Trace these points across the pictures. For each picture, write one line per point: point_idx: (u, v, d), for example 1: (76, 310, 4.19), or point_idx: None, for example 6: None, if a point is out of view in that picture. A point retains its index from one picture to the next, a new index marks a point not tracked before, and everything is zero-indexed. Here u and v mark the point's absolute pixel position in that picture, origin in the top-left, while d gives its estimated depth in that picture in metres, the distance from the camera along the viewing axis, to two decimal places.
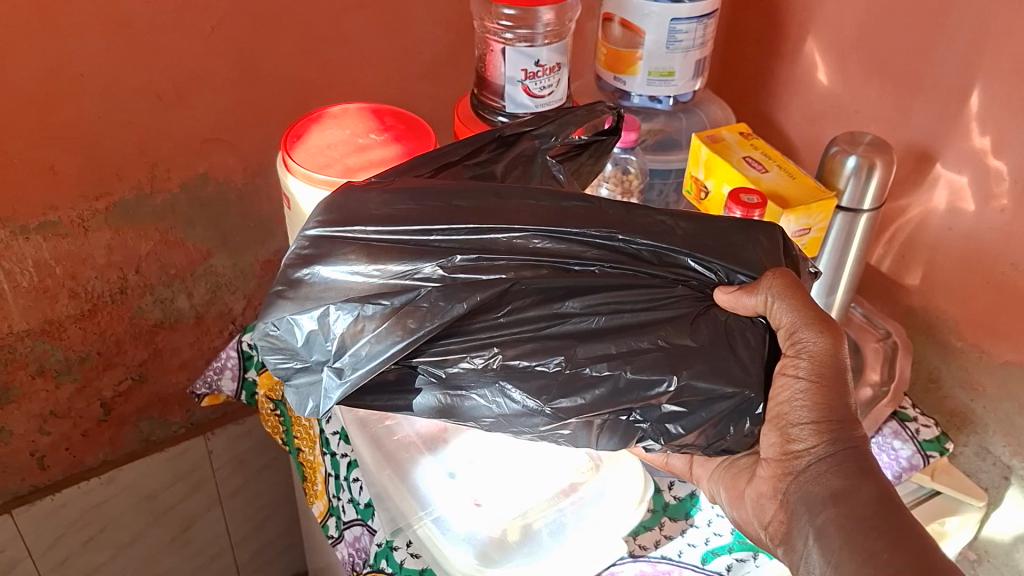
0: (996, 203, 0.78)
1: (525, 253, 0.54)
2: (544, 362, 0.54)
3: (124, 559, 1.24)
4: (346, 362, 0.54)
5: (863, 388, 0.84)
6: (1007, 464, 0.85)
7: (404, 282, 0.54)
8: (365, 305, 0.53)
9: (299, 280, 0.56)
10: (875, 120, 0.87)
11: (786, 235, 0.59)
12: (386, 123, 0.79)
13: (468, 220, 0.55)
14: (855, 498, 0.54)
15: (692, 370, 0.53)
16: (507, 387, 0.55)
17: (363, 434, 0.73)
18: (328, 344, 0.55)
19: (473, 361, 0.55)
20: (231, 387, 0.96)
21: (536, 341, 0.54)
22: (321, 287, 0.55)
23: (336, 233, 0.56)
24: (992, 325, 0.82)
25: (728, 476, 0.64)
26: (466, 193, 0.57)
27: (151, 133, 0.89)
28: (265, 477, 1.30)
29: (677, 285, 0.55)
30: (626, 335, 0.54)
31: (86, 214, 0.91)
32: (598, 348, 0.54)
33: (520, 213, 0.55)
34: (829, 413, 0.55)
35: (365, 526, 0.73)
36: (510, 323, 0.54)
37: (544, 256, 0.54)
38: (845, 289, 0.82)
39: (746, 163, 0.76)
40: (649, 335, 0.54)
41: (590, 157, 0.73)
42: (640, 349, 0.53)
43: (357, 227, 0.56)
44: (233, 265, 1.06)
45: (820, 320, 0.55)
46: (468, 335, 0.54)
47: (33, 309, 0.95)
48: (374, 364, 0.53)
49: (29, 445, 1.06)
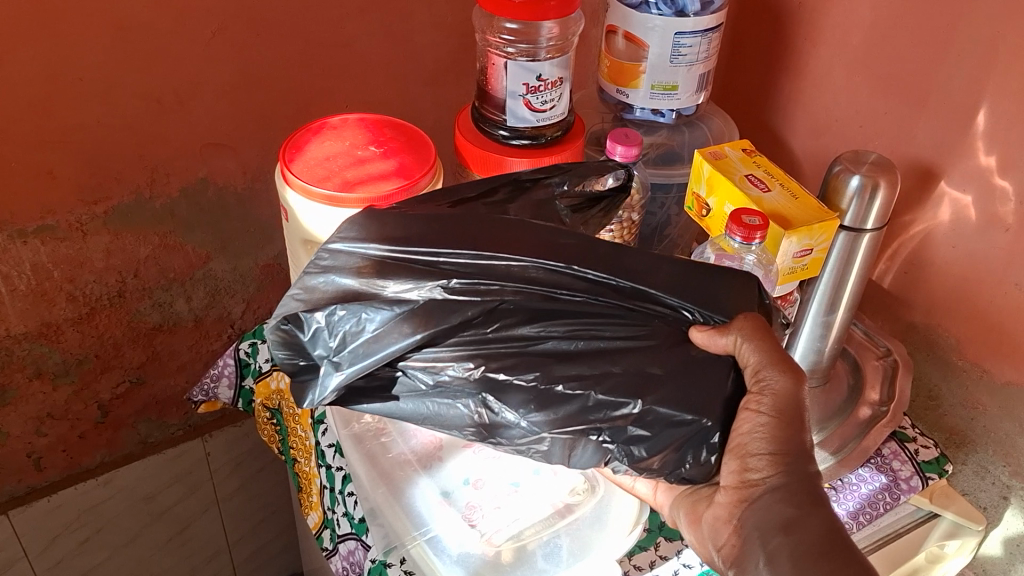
0: (1002, 222, 0.77)
1: (520, 280, 0.54)
2: (521, 377, 0.53)
3: (119, 560, 1.23)
4: (345, 356, 0.55)
5: (863, 408, 0.84)
6: (1005, 484, 0.85)
7: (399, 295, 0.54)
8: (367, 310, 0.54)
9: (314, 287, 0.56)
10: (880, 137, 0.86)
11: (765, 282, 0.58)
12: (385, 135, 0.77)
13: (471, 246, 0.54)
14: (806, 526, 0.53)
15: (657, 395, 0.53)
16: (488, 398, 0.55)
17: (358, 449, 0.72)
18: (330, 339, 0.55)
19: (458, 370, 0.54)
20: (228, 395, 0.93)
21: (518, 357, 0.53)
22: (332, 293, 0.56)
23: (356, 247, 0.56)
24: (993, 344, 0.81)
25: (689, 501, 0.62)
26: (472, 223, 0.57)
27: (151, 137, 0.89)
28: (261, 481, 1.30)
29: (654, 320, 0.54)
30: (600, 359, 0.53)
31: (84, 218, 0.91)
32: (574, 369, 0.53)
33: (519, 243, 0.55)
34: (785, 446, 0.54)
35: (359, 540, 0.72)
36: (496, 339, 0.53)
37: (537, 284, 0.54)
38: (846, 308, 0.81)
39: (749, 182, 0.74)
40: (622, 361, 0.53)
41: (601, 210, 0.72)
42: (611, 372, 0.53)
43: (369, 246, 0.56)
44: (232, 269, 1.05)
45: (785, 360, 0.54)
46: (453, 345, 0.54)
47: (31, 312, 0.95)
48: (369, 362, 0.54)
49: (26, 446, 1.06)
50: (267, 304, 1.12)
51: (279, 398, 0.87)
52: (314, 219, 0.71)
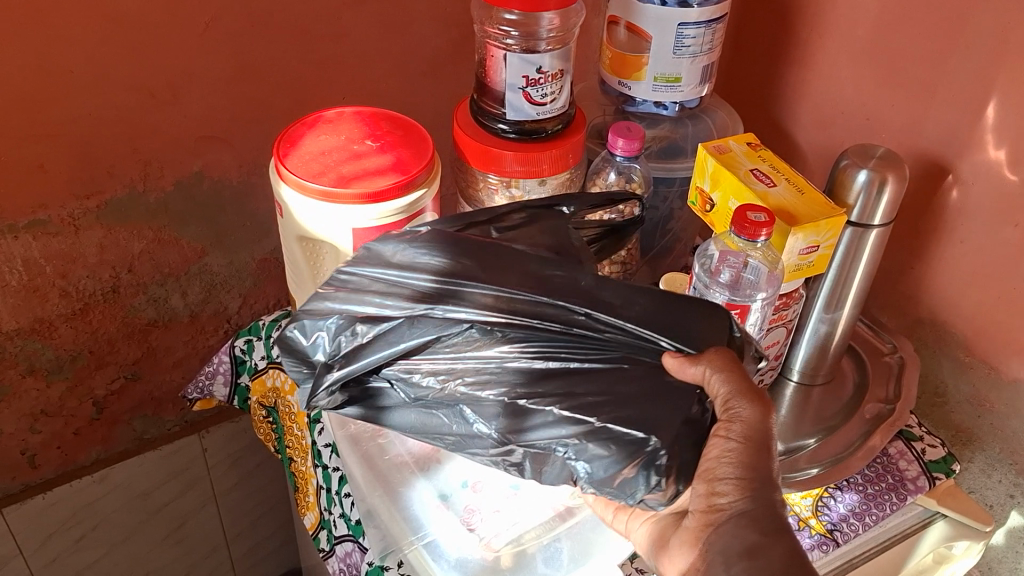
0: (1011, 217, 0.76)
1: (496, 304, 0.56)
2: (485, 392, 0.55)
3: (115, 557, 1.22)
4: (336, 361, 0.60)
5: (871, 406, 0.82)
6: (1013, 483, 0.84)
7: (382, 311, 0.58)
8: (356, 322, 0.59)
9: (318, 301, 0.61)
10: (888, 129, 0.84)
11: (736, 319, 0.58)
12: (382, 129, 0.75)
13: (456, 271, 0.58)
14: (769, 552, 0.51)
15: (612, 417, 0.52)
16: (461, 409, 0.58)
17: (354, 451, 0.70)
18: (326, 347, 0.60)
19: (433, 381, 0.58)
20: (223, 392, 0.93)
21: (487, 371, 0.55)
22: (330, 308, 0.60)
23: (355, 268, 0.61)
24: (1002, 342, 0.80)
25: (659, 526, 0.60)
26: (468, 252, 0.59)
27: (144, 131, 0.87)
28: (259, 477, 1.28)
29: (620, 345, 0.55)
30: (565, 379, 0.54)
31: (77, 213, 0.89)
32: (536, 388, 0.54)
33: (504, 274, 0.57)
34: (752, 472, 0.52)
35: (357, 542, 0.71)
36: (467, 355, 0.56)
37: (513, 309, 0.55)
38: (853, 305, 0.79)
39: (754, 176, 0.72)
40: (587, 383, 0.54)
41: (614, 239, 0.72)
42: (574, 393, 0.53)
43: (370, 268, 0.60)
44: (228, 263, 1.04)
45: (754, 390, 0.53)
46: (429, 359, 0.57)
47: (23, 308, 0.93)
48: (354, 369, 0.58)
49: (20, 443, 1.05)
50: (264, 299, 1.10)
51: (276, 396, 0.85)
52: (308, 215, 0.69)
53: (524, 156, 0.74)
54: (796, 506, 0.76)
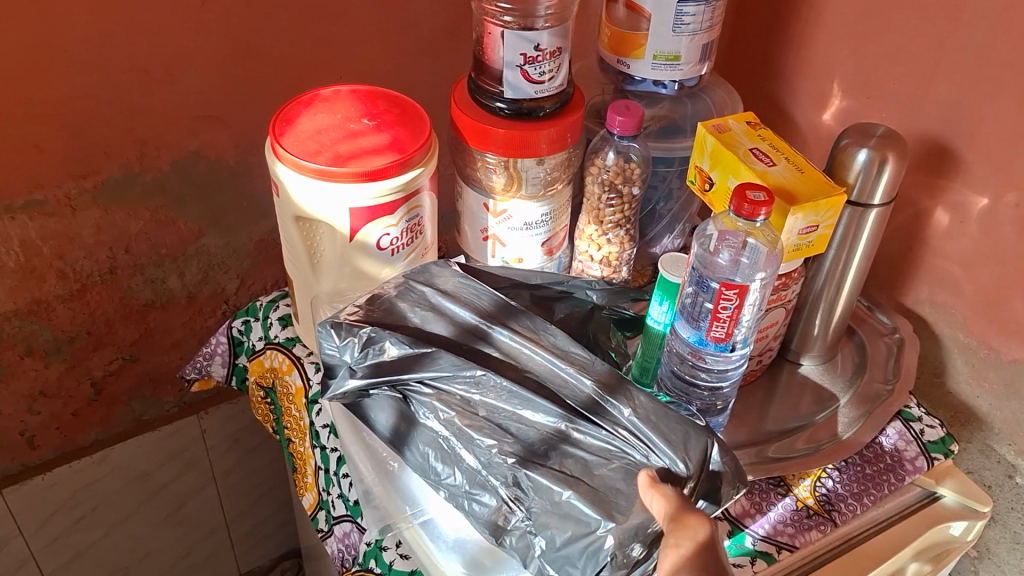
0: (1012, 196, 0.76)
1: (534, 368, 0.61)
2: (483, 438, 0.59)
3: (116, 537, 1.23)
4: (365, 364, 0.62)
5: (871, 385, 0.82)
6: (1011, 463, 0.86)
7: (425, 338, 0.62)
8: (392, 337, 0.62)
9: (375, 297, 0.65)
10: (889, 108, 0.84)
11: (737, 464, 0.58)
12: (379, 108, 0.74)
13: (504, 324, 0.63)
14: None
15: (582, 491, 0.56)
16: (459, 449, 0.60)
17: (352, 430, 0.70)
18: (357, 353, 0.62)
19: (441, 414, 0.61)
20: (222, 373, 0.92)
21: (493, 422, 0.60)
22: (381, 307, 0.64)
23: (416, 285, 0.66)
24: (1002, 322, 0.81)
25: None
26: (517, 316, 0.64)
27: (141, 111, 0.86)
28: (259, 458, 1.29)
29: (624, 446, 0.58)
30: (567, 449, 0.58)
31: (73, 193, 0.89)
32: (531, 446, 0.58)
33: (547, 347, 0.62)
34: None
35: (354, 522, 0.71)
36: (483, 403, 0.60)
37: (546, 379, 0.60)
38: (852, 285, 0.79)
39: (753, 155, 0.71)
40: (585, 448, 0.58)
41: None
42: (568, 459, 0.58)
43: (426, 293, 0.65)
44: (226, 244, 1.03)
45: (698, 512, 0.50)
46: (444, 393, 0.61)
47: (21, 288, 0.93)
48: (382, 369, 0.62)
49: (18, 424, 1.05)
50: (262, 280, 1.10)
51: (273, 377, 0.84)
52: (304, 194, 0.68)
53: (509, 142, 0.74)
54: (794, 486, 0.74)
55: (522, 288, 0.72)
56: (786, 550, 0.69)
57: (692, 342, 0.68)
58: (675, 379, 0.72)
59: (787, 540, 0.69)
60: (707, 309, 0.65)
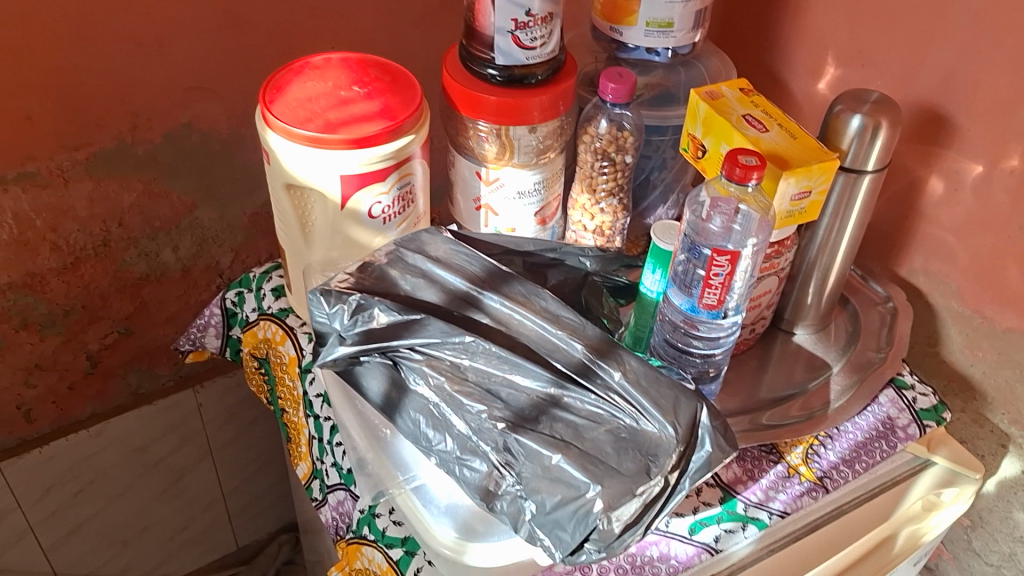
0: (1006, 163, 0.75)
1: (524, 333, 0.61)
2: (473, 403, 0.59)
3: (114, 511, 1.23)
4: (355, 330, 0.63)
5: (864, 353, 0.82)
6: (1005, 432, 0.86)
7: (415, 304, 0.62)
8: (382, 304, 0.62)
9: (366, 265, 0.65)
10: (884, 76, 0.83)
11: (726, 427, 0.58)
12: (370, 76, 0.74)
13: (495, 290, 0.63)
14: None
15: (571, 456, 0.56)
16: (448, 414, 0.60)
17: (343, 398, 0.70)
18: (347, 319, 0.63)
19: (430, 379, 0.61)
20: (216, 344, 0.92)
21: (482, 387, 0.60)
22: (373, 275, 0.64)
23: (407, 252, 0.66)
24: (996, 290, 0.81)
25: None
26: (507, 281, 0.64)
27: (133, 82, 0.86)
28: (255, 432, 1.29)
29: (614, 409, 0.58)
30: (557, 413, 0.58)
31: (66, 165, 0.89)
32: (521, 411, 0.59)
33: (537, 311, 0.61)
34: None
35: (348, 490, 0.71)
36: (472, 368, 0.60)
37: (535, 343, 0.60)
38: (846, 253, 0.79)
39: (746, 121, 0.71)
40: (575, 412, 0.58)
41: None
42: (557, 423, 0.58)
43: (417, 259, 0.65)
44: (219, 217, 1.03)
45: None
46: (434, 359, 0.61)
47: (15, 261, 0.93)
48: (372, 334, 0.62)
49: (15, 398, 1.05)
50: (256, 254, 1.10)
51: (267, 348, 0.85)
52: (295, 162, 0.68)
53: (502, 109, 0.73)
54: (786, 453, 0.74)
55: (515, 255, 0.72)
56: (777, 516, 0.69)
57: (684, 310, 0.68)
58: (668, 347, 0.71)
59: (779, 507, 0.70)
60: (699, 275, 0.65)
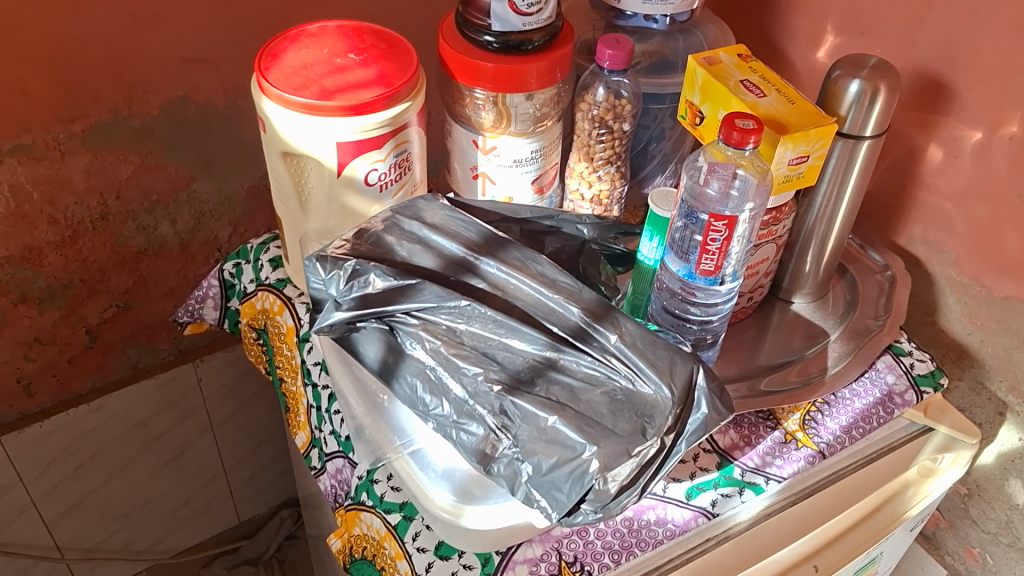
0: (1006, 129, 0.75)
1: (520, 298, 0.61)
2: (470, 367, 0.59)
3: (116, 485, 1.24)
4: (351, 296, 0.62)
5: (862, 321, 0.82)
6: (1002, 400, 0.87)
7: (412, 270, 0.62)
8: (377, 269, 0.62)
9: (363, 231, 0.65)
10: (884, 43, 0.83)
11: (722, 390, 0.59)
12: (366, 43, 0.74)
13: (491, 255, 0.63)
14: None
15: (567, 417, 0.56)
16: (446, 378, 0.60)
17: (342, 364, 0.71)
18: (343, 285, 0.62)
19: (428, 344, 0.61)
20: (214, 316, 0.92)
21: (480, 351, 0.60)
22: (369, 241, 0.64)
23: (403, 218, 0.66)
24: (995, 258, 0.81)
25: None
26: (504, 246, 0.64)
27: (129, 53, 0.86)
28: (255, 406, 1.29)
29: (610, 372, 0.58)
30: (553, 376, 0.58)
31: (62, 137, 0.88)
32: (518, 374, 0.59)
33: (534, 276, 0.61)
34: None
35: (346, 457, 0.71)
36: (469, 332, 0.60)
37: (532, 308, 0.60)
38: (844, 220, 0.79)
39: (744, 87, 0.71)
40: (572, 375, 0.58)
41: None
42: (554, 386, 0.58)
43: (413, 226, 0.65)
44: (217, 190, 1.03)
45: None
46: (432, 323, 0.61)
47: (12, 235, 0.93)
48: (368, 300, 0.62)
49: (15, 372, 1.05)
50: (254, 228, 1.10)
51: (265, 319, 0.85)
52: (291, 130, 0.68)
53: (498, 76, 0.73)
54: (783, 420, 0.74)
55: (512, 222, 0.72)
56: (774, 481, 0.69)
57: (681, 277, 0.68)
58: (665, 314, 0.71)
59: (776, 472, 0.70)
60: (696, 241, 0.65)
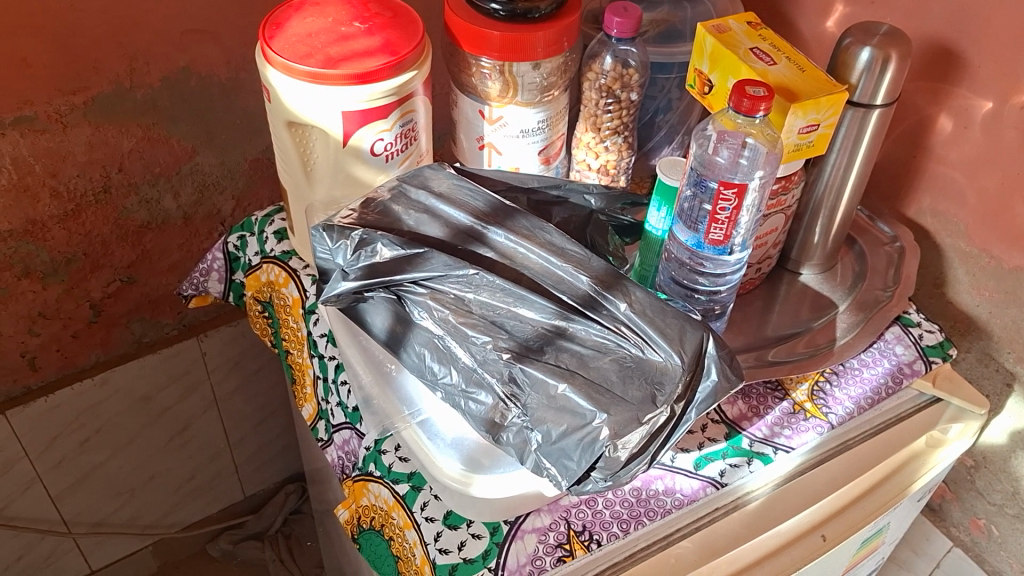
0: (1018, 99, 0.74)
1: (529, 266, 0.60)
2: (479, 335, 0.59)
3: (121, 460, 1.24)
4: (358, 266, 0.62)
5: (870, 292, 0.81)
6: (1009, 371, 0.87)
7: (420, 239, 0.62)
8: (385, 238, 0.61)
9: (369, 201, 0.64)
10: (894, 11, 0.81)
11: (732, 358, 0.58)
12: (370, 11, 0.73)
13: (500, 224, 0.62)
14: None
15: (576, 384, 0.56)
16: (455, 347, 0.60)
17: (348, 335, 0.70)
18: (350, 255, 0.62)
19: (437, 313, 0.61)
20: (219, 289, 0.92)
21: (488, 320, 0.60)
22: (375, 210, 0.64)
23: (410, 188, 0.65)
24: (1004, 230, 0.80)
25: None
26: (513, 216, 0.63)
27: (129, 23, 0.85)
28: (260, 381, 1.29)
29: (619, 339, 0.58)
30: (562, 344, 0.58)
31: (63, 109, 0.88)
32: (527, 343, 0.59)
33: (542, 244, 0.61)
34: None
35: (354, 429, 0.71)
36: (477, 300, 0.60)
37: (541, 276, 0.60)
38: (853, 190, 0.78)
39: (754, 55, 0.70)
40: (581, 343, 0.58)
41: None
42: (563, 354, 0.58)
43: (420, 195, 0.64)
44: (220, 163, 1.02)
45: None
46: (440, 292, 0.61)
47: (14, 209, 0.92)
48: (375, 270, 0.62)
49: (19, 346, 1.05)
50: (257, 201, 1.09)
51: (271, 291, 0.84)
52: (297, 99, 0.67)
53: (505, 45, 0.72)
54: (791, 390, 0.74)
55: (520, 192, 0.72)
56: (783, 451, 0.69)
57: (690, 247, 0.68)
58: (674, 285, 0.71)
59: (784, 442, 0.70)
60: (706, 211, 0.65)
